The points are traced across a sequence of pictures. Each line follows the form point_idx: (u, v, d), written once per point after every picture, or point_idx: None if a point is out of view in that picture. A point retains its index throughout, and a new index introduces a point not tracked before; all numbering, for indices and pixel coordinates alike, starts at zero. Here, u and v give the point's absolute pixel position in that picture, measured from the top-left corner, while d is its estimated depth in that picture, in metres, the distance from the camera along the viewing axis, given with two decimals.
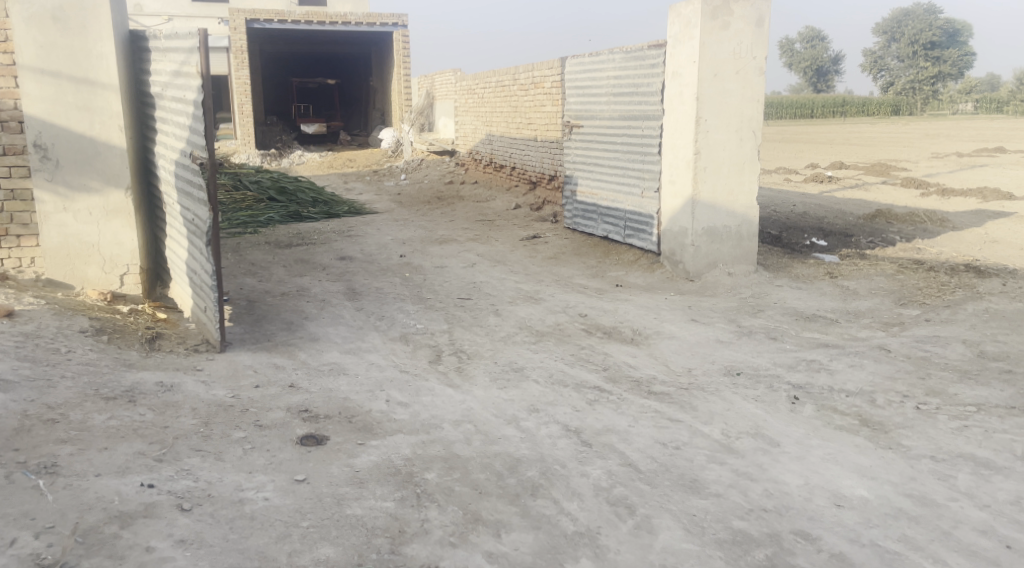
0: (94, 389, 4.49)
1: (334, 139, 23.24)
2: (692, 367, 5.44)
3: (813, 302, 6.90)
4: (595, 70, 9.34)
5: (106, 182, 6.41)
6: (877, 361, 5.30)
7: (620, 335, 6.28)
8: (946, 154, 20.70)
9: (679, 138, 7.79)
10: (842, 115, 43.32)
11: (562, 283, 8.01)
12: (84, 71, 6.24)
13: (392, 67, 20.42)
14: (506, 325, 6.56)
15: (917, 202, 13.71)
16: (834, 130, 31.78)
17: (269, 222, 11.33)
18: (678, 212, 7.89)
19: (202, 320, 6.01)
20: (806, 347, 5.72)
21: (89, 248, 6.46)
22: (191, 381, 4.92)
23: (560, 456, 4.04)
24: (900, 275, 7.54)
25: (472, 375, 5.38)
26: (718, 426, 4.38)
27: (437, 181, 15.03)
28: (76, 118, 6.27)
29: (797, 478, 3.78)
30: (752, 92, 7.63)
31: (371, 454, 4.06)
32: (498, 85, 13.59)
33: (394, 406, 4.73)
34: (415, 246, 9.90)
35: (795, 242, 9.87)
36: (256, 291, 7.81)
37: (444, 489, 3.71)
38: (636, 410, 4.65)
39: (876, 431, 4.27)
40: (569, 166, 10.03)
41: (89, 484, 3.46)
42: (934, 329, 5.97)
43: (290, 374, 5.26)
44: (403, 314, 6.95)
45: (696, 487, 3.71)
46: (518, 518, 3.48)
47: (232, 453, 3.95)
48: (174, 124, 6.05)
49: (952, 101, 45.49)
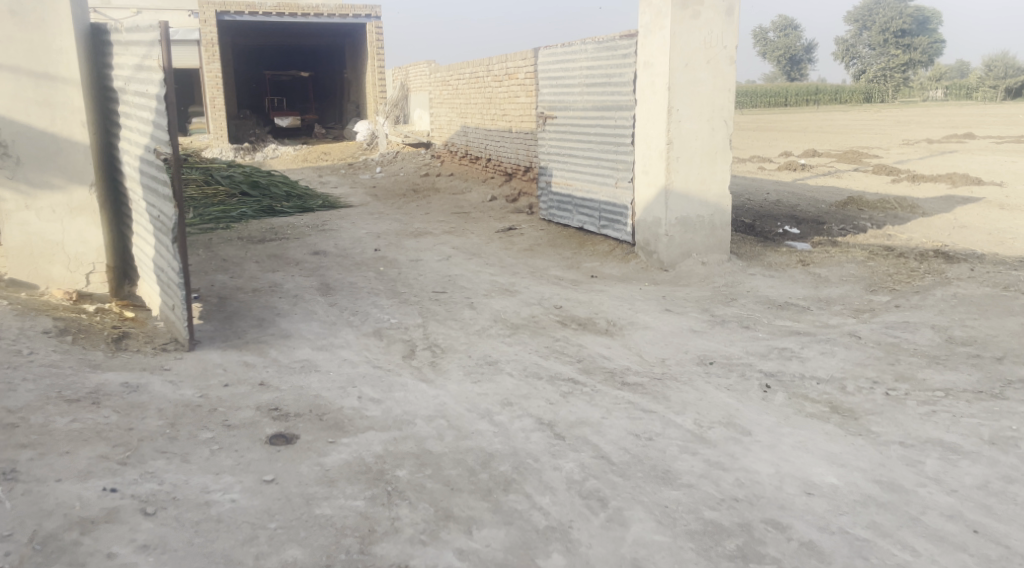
0: (56, 392, 4.39)
1: (309, 132, 23.04)
2: (666, 357, 5.42)
3: (786, 290, 6.91)
4: (568, 61, 9.29)
5: (69, 179, 6.29)
6: (849, 348, 5.31)
7: (594, 326, 6.25)
8: (917, 140, 20.87)
9: (651, 128, 7.76)
10: (816, 103, 43.61)
11: (538, 274, 7.98)
12: (43, 66, 6.11)
13: (365, 58, 20.25)
14: (480, 318, 6.51)
15: (888, 188, 13.80)
16: (807, 118, 31.97)
17: (241, 217, 11.19)
18: (651, 202, 7.87)
19: (171, 319, 5.92)
20: (778, 335, 5.72)
21: (53, 247, 6.32)
22: (158, 381, 4.83)
23: (532, 450, 4.01)
24: (871, 261, 7.57)
25: (445, 369, 5.33)
26: (691, 415, 4.36)
27: (413, 174, 14.93)
28: (37, 114, 6.13)
29: (769, 466, 3.77)
30: (723, 81, 7.61)
31: (342, 452, 4.00)
32: (472, 76, 13.51)
33: (366, 403, 4.67)
34: (389, 240, 9.81)
35: (768, 230, 9.89)
36: (227, 287, 7.70)
37: (415, 486, 3.66)
38: (609, 401, 4.63)
39: (847, 417, 4.26)
40: (543, 157, 9.99)
41: (49, 490, 3.38)
42: (904, 314, 5.99)
43: (260, 373, 5.18)
44: (377, 309, 6.88)
45: (668, 478, 3.68)
46: (489, 513, 3.44)
47: (199, 455, 3.88)
48: (138, 119, 5.93)
49: (923, 88, 45.89)
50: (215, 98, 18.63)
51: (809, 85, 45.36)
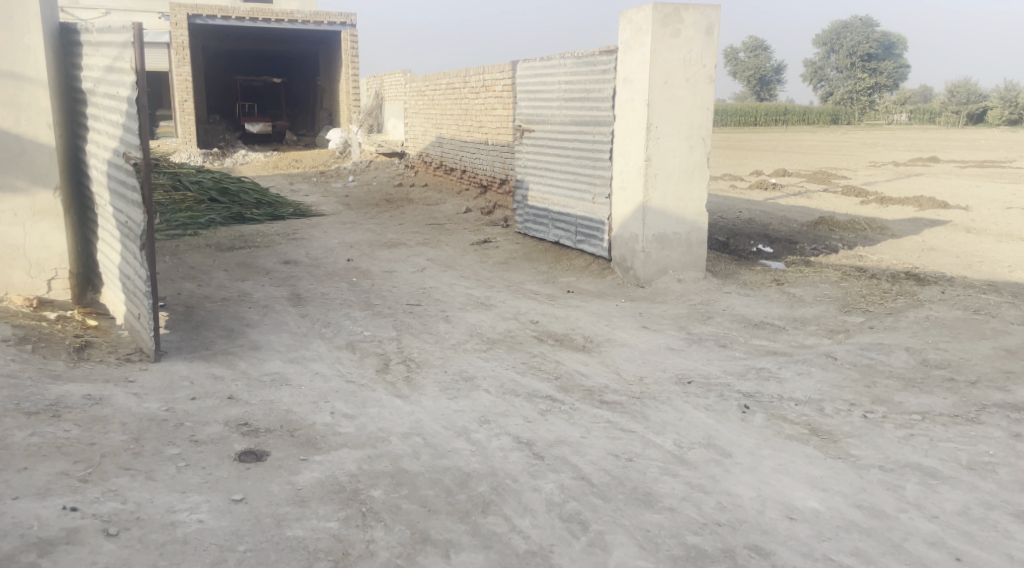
0: (15, 403, 4.21)
1: (280, 139, 22.82)
2: (644, 376, 5.35)
3: (761, 309, 6.90)
4: (546, 75, 9.27)
5: (33, 181, 6.09)
6: (826, 369, 5.28)
7: (571, 343, 6.17)
8: (883, 163, 21.17)
9: (630, 145, 7.75)
10: (784, 123, 44.18)
11: (513, 288, 7.90)
12: (9, 65, 5.92)
13: (340, 66, 20.10)
14: (455, 332, 6.41)
15: (857, 209, 13.95)
16: (776, 138, 32.36)
17: (210, 224, 10.99)
18: (629, 218, 7.85)
19: (136, 328, 5.74)
20: (755, 354, 5.70)
21: (14, 251, 6.13)
22: (122, 393, 4.66)
23: (511, 470, 3.91)
24: (845, 282, 7.60)
25: (420, 385, 5.22)
26: (671, 436, 4.30)
27: (386, 184, 14.80)
28: (0, 115, 5.94)
29: (750, 490, 3.71)
30: (702, 99, 7.60)
31: (314, 470, 3.88)
32: (448, 87, 13.44)
33: (339, 419, 4.55)
34: (362, 250, 9.68)
35: (742, 248, 9.91)
36: (195, 296, 7.52)
37: (390, 507, 3.55)
38: (588, 420, 4.55)
39: (827, 440, 4.22)
40: (519, 170, 9.94)
41: (6, 509, 3.21)
42: (878, 336, 6.00)
43: (229, 386, 5.03)
44: (350, 321, 6.75)
45: (649, 501, 3.61)
46: (467, 536, 3.34)
47: (165, 471, 3.74)
48: (107, 122, 5.77)
49: (887, 111, 46.69)
50: (185, 103, 18.36)
51: (777, 105, 45.95)
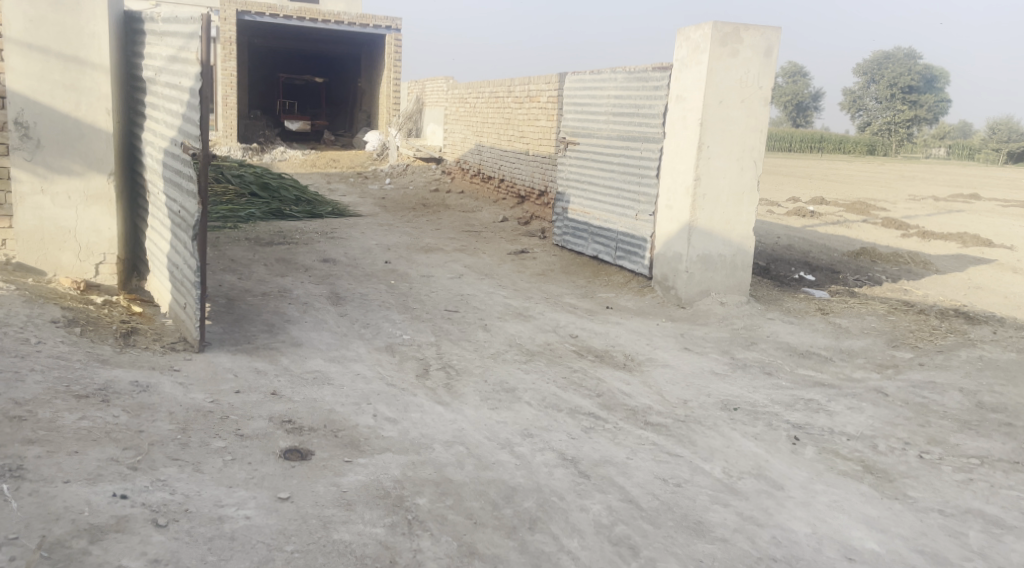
0: (65, 386, 4.23)
1: (318, 137, 22.98)
2: (688, 399, 5.26)
3: (806, 338, 6.79)
4: (595, 88, 9.22)
5: (88, 166, 6.14)
6: (876, 405, 5.18)
7: (612, 360, 6.10)
8: (923, 196, 20.87)
9: (679, 164, 7.68)
10: (819, 150, 43.77)
11: (552, 301, 7.84)
12: (73, 50, 5.98)
13: (382, 69, 20.18)
14: (495, 342, 6.35)
15: (899, 242, 13.76)
16: (811, 165, 32.06)
17: (249, 218, 11.05)
18: (673, 237, 7.77)
19: (181, 317, 5.75)
20: (802, 385, 5.59)
21: (65, 233, 6.17)
22: (168, 382, 4.66)
23: (557, 487, 3.85)
24: (892, 315, 7.47)
25: (461, 392, 5.16)
26: (719, 463, 4.22)
27: (423, 188, 14.81)
28: (62, 98, 6.00)
29: (804, 526, 3.63)
30: (756, 122, 7.52)
31: (359, 473, 3.84)
32: (492, 95, 13.43)
33: (382, 422, 4.51)
34: (400, 253, 9.67)
35: (783, 275, 9.79)
36: (236, 289, 7.54)
37: (437, 516, 3.51)
38: (633, 441, 4.48)
39: (881, 479, 4.13)
40: (561, 182, 9.88)
41: (58, 492, 3.21)
42: (929, 374, 5.88)
43: (272, 381, 5.02)
44: (389, 324, 6.72)
45: (701, 530, 3.54)
46: (516, 553, 3.29)
47: (212, 464, 3.72)
48: (166, 111, 5.81)
49: (925, 145, 46.09)
50: (228, 97, 18.53)
51: (814, 132, 45.62)
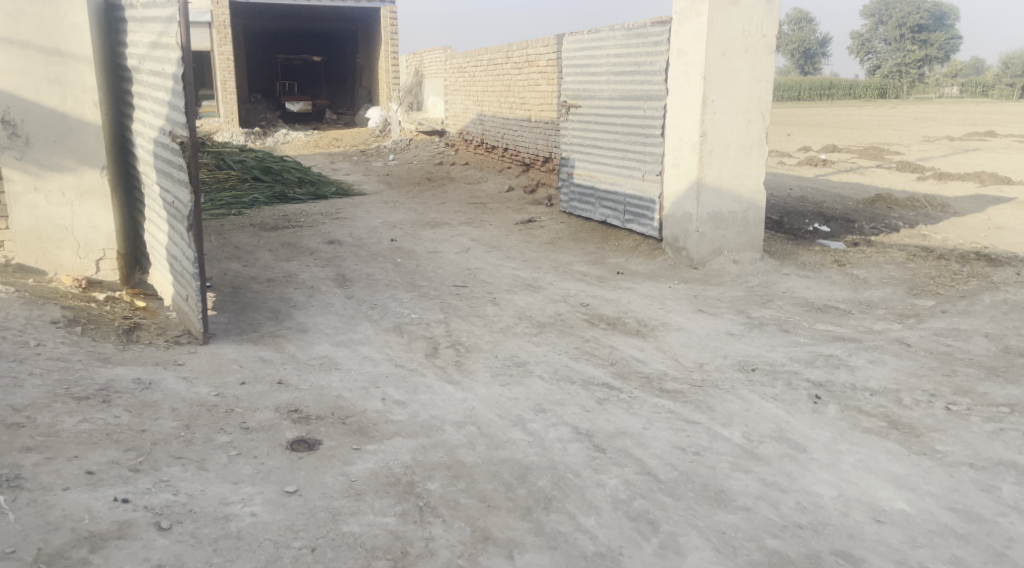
0: (64, 388, 4.15)
1: (320, 117, 22.78)
2: (704, 362, 5.12)
3: (823, 292, 6.62)
4: (594, 48, 8.97)
5: (80, 161, 6.02)
6: (899, 357, 5.02)
7: (625, 327, 5.94)
8: (938, 137, 20.48)
9: (684, 120, 7.45)
10: (830, 98, 42.95)
11: (561, 270, 7.68)
12: (54, 43, 5.83)
13: (379, 44, 19.88)
14: (505, 315, 6.22)
15: (915, 186, 13.47)
16: (824, 113, 31.56)
17: (253, 203, 10.94)
18: (682, 196, 7.57)
19: (184, 310, 5.66)
20: (822, 340, 5.42)
21: (62, 231, 6.08)
22: (172, 377, 4.58)
23: (572, 463, 3.72)
24: (912, 263, 7.26)
25: (471, 369, 5.04)
26: (739, 428, 4.08)
27: (427, 162, 14.64)
28: (47, 93, 5.87)
29: (830, 489, 3.51)
30: (762, 72, 7.29)
31: (368, 461, 3.73)
32: (490, 63, 13.18)
33: (391, 406, 4.40)
34: (406, 230, 9.52)
35: (798, 227, 9.56)
36: (241, 276, 7.43)
37: (448, 501, 3.40)
38: (649, 410, 4.34)
39: (907, 435, 3.99)
40: (565, 147, 9.69)
41: (57, 500, 3.12)
42: (953, 321, 5.72)
43: (278, 370, 4.92)
44: (397, 303, 6.60)
45: (722, 499, 3.42)
46: (531, 536, 3.18)
47: (216, 461, 3.63)
48: (152, 99, 5.66)
49: (937, 86, 45.28)
50: (227, 81, 18.31)
51: (821, 79, 44.83)
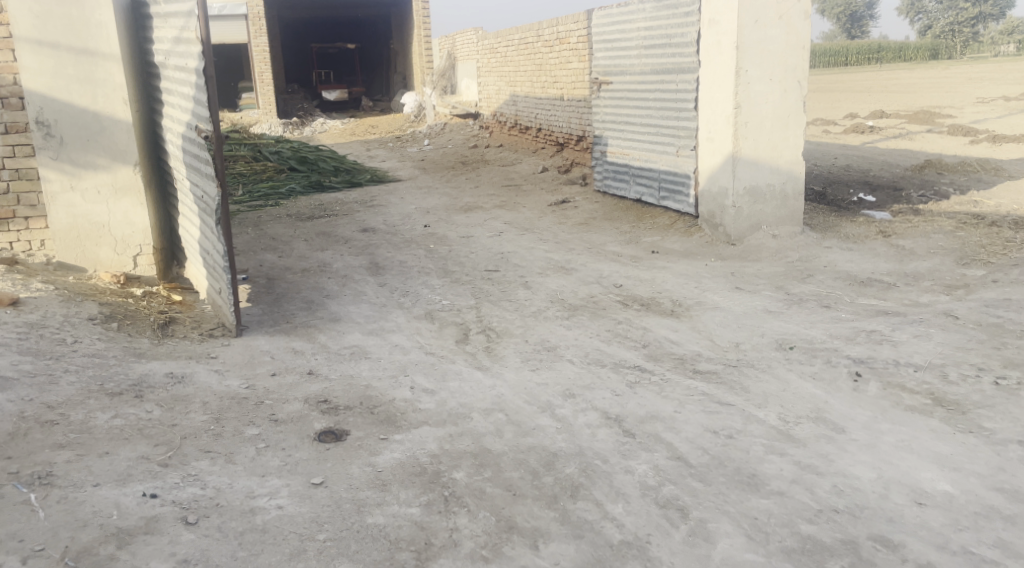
0: (98, 384, 4.21)
1: (356, 104, 22.88)
2: (740, 342, 4.99)
3: (867, 264, 6.40)
4: (624, 22, 8.79)
5: (113, 158, 6.09)
6: (946, 330, 4.82)
7: (659, 307, 5.83)
8: (993, 98, 19.72)
9: (717, 91, 7.26)
10: (877, 62, 41.65)
11: (594, 250, 7.58)
12: (83, 42, 5.88)
13: (413, 28, 19.84)
14: (537, 299, 6.15)
15: (967, 150, 13.01)
16: (871, 78, 30.68)
17: (290, 194, 11.01)
18: (717, 170, 7.39)
19: (218, 303, 5.70)
20: (864, 315, 5.24)
21: (99, 228, 6.16)
22: (204, 371, 4.62)
23: (600, 449, 3.66)
24: (961, 231, 6.99)
25: (501, 355, 4.99)
26: (774, 410, 3.96)
27: (462, 146, 14.59)
28: (78, 92, 5.94)
29: (870, 470, 3.38)
30: (797, 38, 7.04)
31: (394, 451, 3.71)
32: (522, 42, 13.04)
33: (419, 394, 4.37)
34: (439, 215, 9.49)
35: (841, 198, 9.29)
36: (276, 267, 7.48)
37: (474, 491, 3.36)
38: (681, 393, 4.24)
39: (953, 412, 3.84)
40: (598, 125, 9.54)
41: (86, 497, 3.15)
42: (1003, 291, 5.48)
43: (309, 360, 4.93)
44: (429, 290, 6.58)
45: (755, 484, 3.32)
46: (557, 525, 3.12)
47: (244, 454, 3.65)
48: (179, 94, 5.68)
49: (991, 45, 43.73)
50: (264, 73, 18.45)
51: (868, 43, 43.56)
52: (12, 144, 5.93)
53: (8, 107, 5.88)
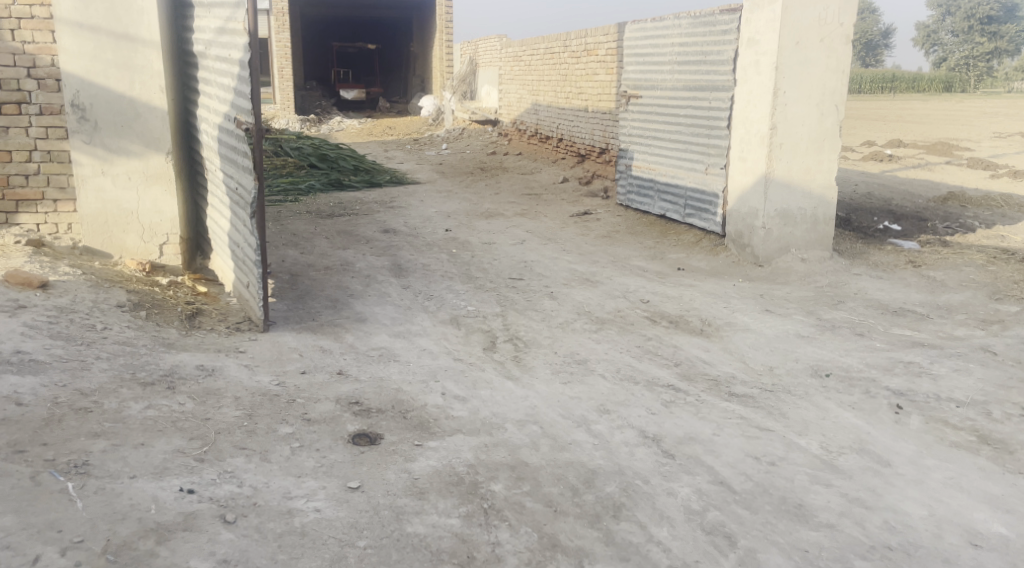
0: (130, 373, 4.16)
1: (373, 104, 22.88)
2: (773, 365, 4.94)
3: (898, 294, 6.35)
4: (658, 36, 8.76)
5: (146, 145, 6.03)
6: (985, 366, 4.77)
7: (688, 326, 5.78)
8: (1010, 133, 19.70)
9: (753, 110, 7.22)
10: (891, 91, 41.65)
11: (619, 264, 7.53)
12: (123, 27, 5.83)
13: (434, 32, 19.86)
14: (563, 310, 6.10)
15: (988, 184, 12.98)
16: (885, 107, 30.68)
17: (309, 190, 10.97)
18: (749, 190, 7.35)
19: (245, 296, 5.64)
20: (899, 346, 5.19)
21: (128, 215, 6.11)
22: (234, 365, 4.56)
23: (640, 469, 3.60)
24: (991, 266, 6.94)
25: (531, 366, 4.93)
26: (816, 438, 3.91)
27: (480, 152, 14.55)
28: (115, 77, 5.89)
29: (919, 508, 3.33)
30: (837, 62, 6.99)
31: (430, 458, 3.66)
32: (547, 51, 13.02)
33: (451, 401, 4.32)
34: (460, 220, 9.44)
35: (867, 225, 9.24)
36: (299, 264, 7.43)
37: (514, 505, 3.30)
38: (718, 415, 4.18)
39: (999, 451, 3.78)
40: (624, 138, 9.51)
41: (123, 489, 3.10)
42: None
43: (337, 360, 4.88)
44: (453, 294, 6.53)
45: (803, 515, 3.26)
46: (602, 546, 3.07)
47: (279, 453, 3.59)
48: (218, 85, 5.64)
49: (1006, 81, 43.82)
50: (284, 68, 18.41)
51: (882, 72, 43.60)
52: (45, 125, 5.92)
53: (44, 88, 5.86)
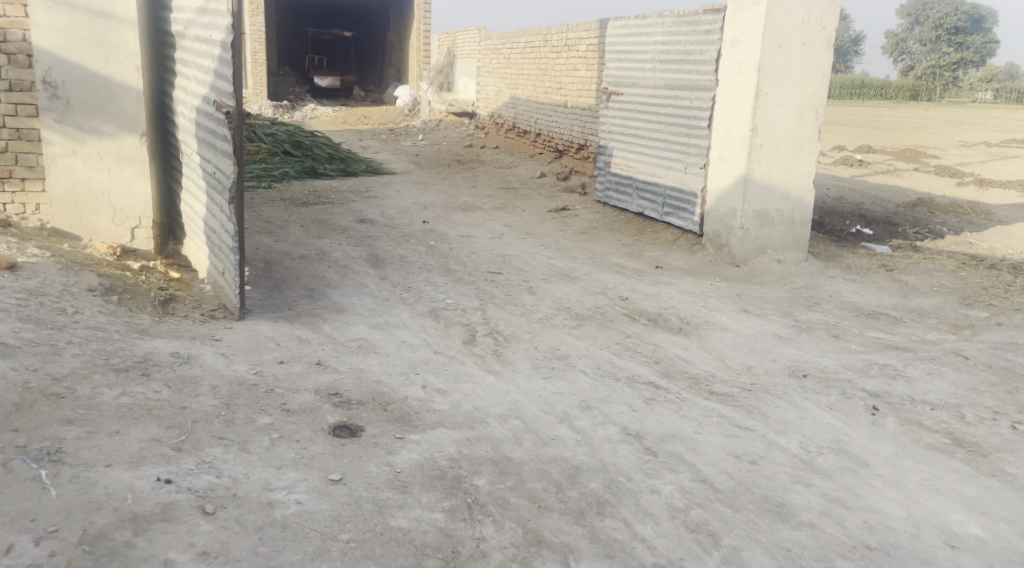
0: (103, 359, 4.06)
1: (347, 93, 22.67)
2: (752, 365, 4.96)
3: (872, 297, 6.42)
4: (641, 34, 8.76)
5: (120, 126, 5.88)
6: (958, 370, 4.83)
7: (667, 323, 5.78)
8: (974, 143, 20.06)
9: (735, 111, 7.24)
10: (860, 98, 42.23)
11: (597, 261, 7.52)
12: (99, 4, 5.68)
13: (411, 22, 19.73)
14: (542, 305, 6.08)
15: (955, 191, 13.20)
16: (853, 113, 31.11)
17: (283, 177, 10.83)
18: (727, 190, 7.38)
19: (220, 283, 5.53)
20: (875, 349, 5.24)
21: (98, 197, 5.96)
22: (210, 353, 4.47)
23: (623, 466, 3.59)
24: (962, 272, 7.05)
25: (511, 360, 4.90)
26: (796, 438, 3.93)
27: (456, 144, 14.47)
28: (89, 55, 5.73)
29: (898, 508, 3.35)
30: (819, 66, 7.04)
31: (412, 451, 3.61)
32: (527, 46, 12.98)
33: (432, 394, 4.27)
34: (437, 212, 9.38)
35: (840, 229, 9.34)
36: (274, 252, 7.32)
37: (498, 500, 3.27)
38: (699, 413, 4.18)
39: (974, 454, 3.83)
40: (603, 135, 9.51)
41: (99, 478, 3.02)
42: (1009, 335, 5.52)
43: (316, 350, 4.80)
44: (431, 287, 6.47)
45: (785, 514, 3.27)
46: (587, 542, 3.05)
47: (259, 444, 3.52)
48: (197, 67, 5.52)
49: (971, 92, 44.65)
50: (258, 53, 18.16)
51: (851, 79, 44.19)
52: (15, 102, 5.77)
53: (15, 63, 5.71)
